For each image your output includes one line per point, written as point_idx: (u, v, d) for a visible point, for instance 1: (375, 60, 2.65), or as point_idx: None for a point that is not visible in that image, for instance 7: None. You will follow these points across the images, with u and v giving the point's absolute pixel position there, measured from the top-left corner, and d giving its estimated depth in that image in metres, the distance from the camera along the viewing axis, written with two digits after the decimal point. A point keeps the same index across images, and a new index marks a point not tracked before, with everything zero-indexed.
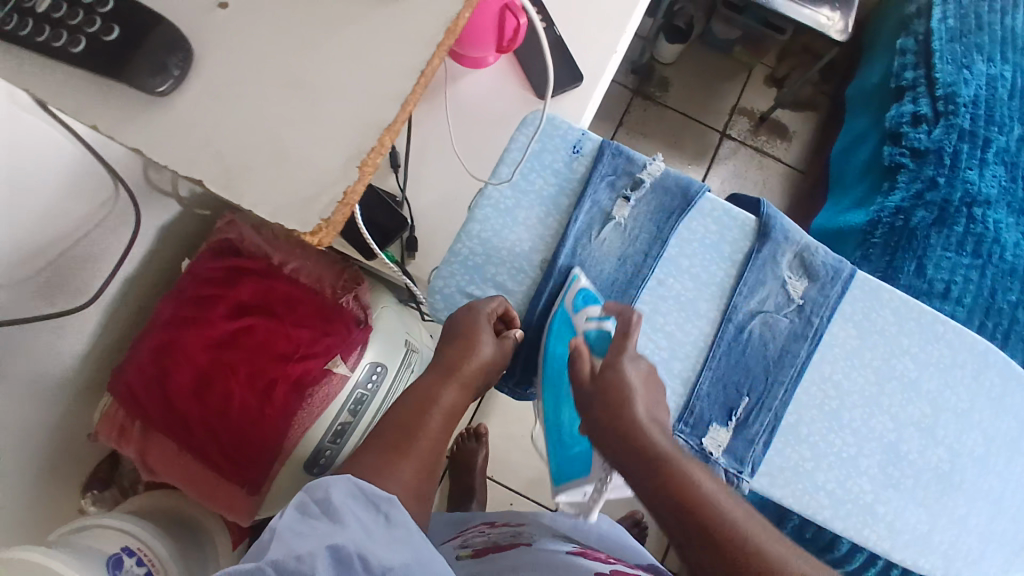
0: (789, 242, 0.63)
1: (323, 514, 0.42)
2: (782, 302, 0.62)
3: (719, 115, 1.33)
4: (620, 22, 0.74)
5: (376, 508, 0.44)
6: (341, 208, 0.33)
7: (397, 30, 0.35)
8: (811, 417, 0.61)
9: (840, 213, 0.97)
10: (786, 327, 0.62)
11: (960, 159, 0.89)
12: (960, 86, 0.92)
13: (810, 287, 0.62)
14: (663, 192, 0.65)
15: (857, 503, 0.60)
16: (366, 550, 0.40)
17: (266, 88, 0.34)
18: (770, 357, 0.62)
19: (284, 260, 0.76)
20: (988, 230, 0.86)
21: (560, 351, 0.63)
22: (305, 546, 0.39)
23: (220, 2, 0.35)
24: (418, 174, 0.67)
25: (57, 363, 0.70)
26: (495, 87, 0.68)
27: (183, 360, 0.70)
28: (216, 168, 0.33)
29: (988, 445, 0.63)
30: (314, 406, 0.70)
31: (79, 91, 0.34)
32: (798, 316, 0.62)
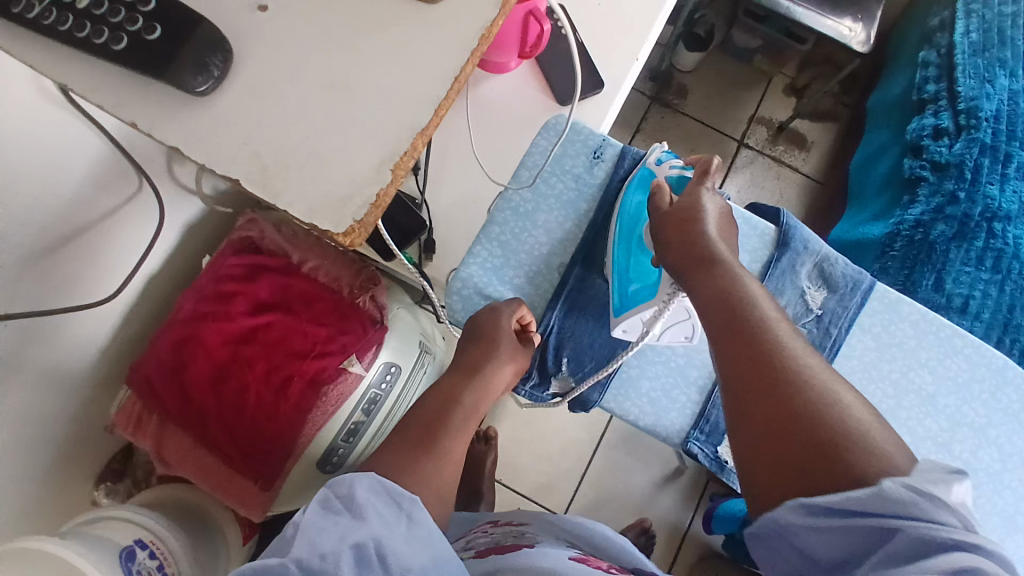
0: (809, 253, 0.63)
1: (345, 510, 0.42)
2: (801, 312, 0.62)
3: (737, 124, 1.33)
4: (642, 30, 0.74)
5: (398, 507, 0.44)
6: (373, 209, 0.33)
7: (429, 35, 0.35)
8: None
9: (858, 225, 0.96)
10: (805, 338, 0.61)
11: (981, 173, 0.88)
12: (983, 100, 0.91)
13: (829, 298, 0.62)
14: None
15: None
16: (388, 549, 0.40)
17: (303, 89, 0.34)
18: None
19: (303, 258, 0.76)
20: (1008, 245, 0.85)
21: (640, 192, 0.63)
22: (329, 545, 0.39)
23: (259, 4, 0.36)
24: (436, 179, 0.68)
25: (80, 353, 0.71)
26: (515, 90, 0.69)
27: (202, 354, 0.70)
28: (255, 167, 0.34)
29: (1008, 465, 0.61)
30: (328, 403, 0.71)
31: (120, 88, 0.34)
32: (817, 328, 0.61)
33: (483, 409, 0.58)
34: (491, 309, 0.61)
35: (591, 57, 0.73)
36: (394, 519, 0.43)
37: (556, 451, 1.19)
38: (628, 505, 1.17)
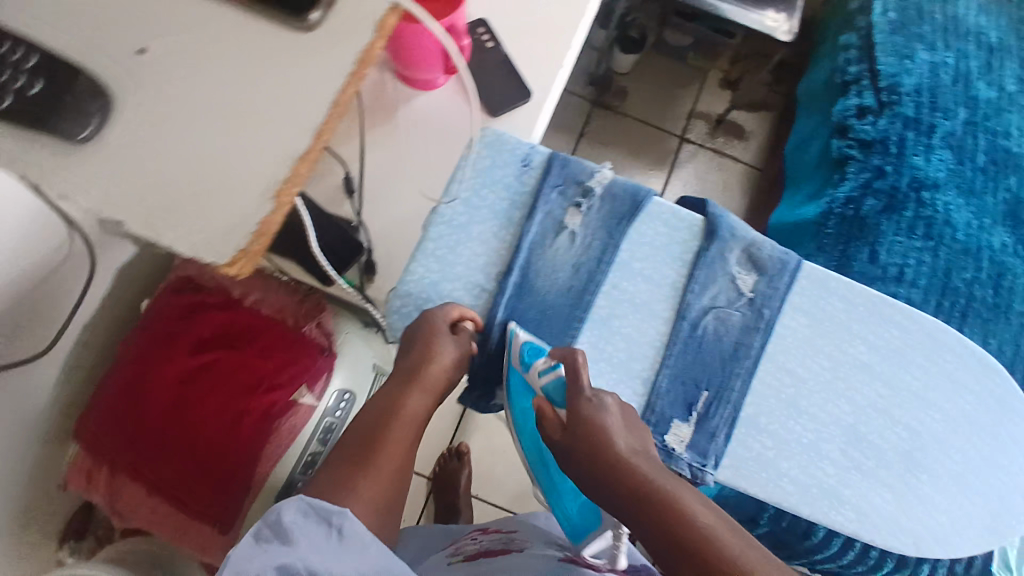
0: (736, 240, 0.64)
1: (274, 536, 0.42)
2: (733, 297, 0.63)
3: (677, 120, 1.36)
4: (564, 40, 0.76)
5: (328, 523, 0.43)
6: (261, 236, 0.34)
7: (314, 60, 0.36)
8: (768, 408, 0.61)
9: (796, 208, 0.99)
10: (740, 322, 0.62)
11: (905, 147, 0.91)
12: (902, 77, 0.95)
13: (759, 281, 0.63)
14: (617, 198, 0.65)
15: (821, 486, 0.61)
16: (315, 566, 0.39)
17: (189, 128, 0.35)
18: (726, 353, 0.62)
19: (245, 292, 0.75)
20: (938, 213, 0.89)
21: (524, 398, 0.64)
22: (251, 570, 0.39)
23: (139, 48, 0.36)
24: (373, 200, 0.68)
25: (19, 412, 0.69)
26: (448, 106, 0.71)
27: (150, 398, 0.69)
28: (140, 209, 0.33)
29: (949, 423, 0.64)
30: (281, 437, 0.70)
31: (3, 142, 0.33)
32: (753, 312, 0.63)
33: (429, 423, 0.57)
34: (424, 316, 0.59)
35: (516, 67, 0.75)
36: (323, 536, 0.42)
37: None
38: None
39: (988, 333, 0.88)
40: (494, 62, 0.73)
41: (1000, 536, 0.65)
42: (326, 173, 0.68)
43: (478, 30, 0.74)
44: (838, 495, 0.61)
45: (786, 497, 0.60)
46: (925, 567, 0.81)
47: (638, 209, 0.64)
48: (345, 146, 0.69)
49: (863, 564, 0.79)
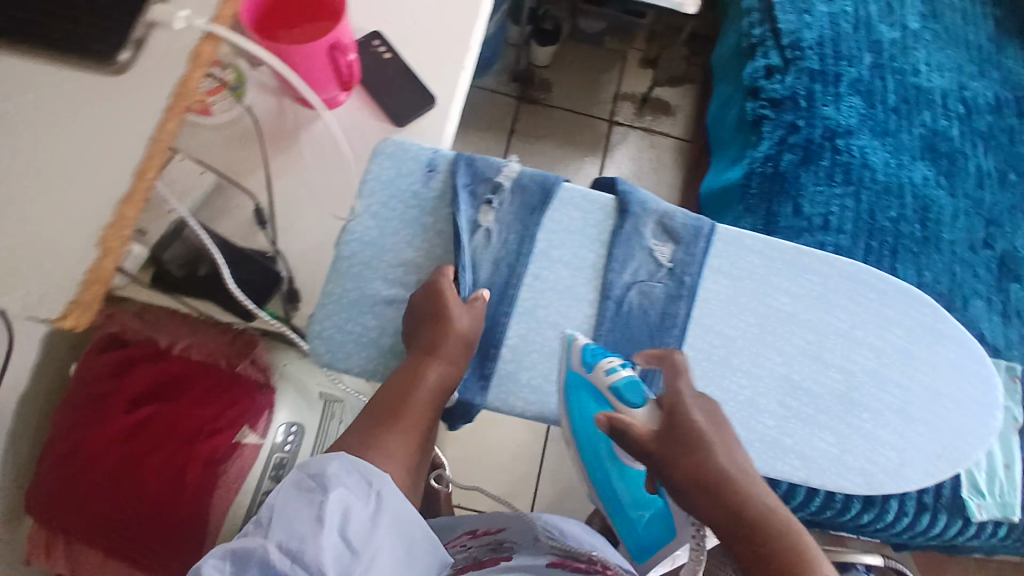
0: (647, 214, 0.66)
1: (318, 490, 0.48)
2: (651, 269, 0.65)
3: (603, 105, 1.37)
4: (462, 42, 0.75)
5: (366, 483, 0.50)
6: (91, 279, 0.48)
7: (127, 115, 0.50)
8: (703, 370, 0.63)
9: (722, 173, 1.01)
10: (661, 293, 0.64)
11: (815, 98, 0.94)
12: (803, 32, 0.97)
13: (676, 250, 0.65)
14: (529, 189, 0.65)
15: (764, 440, 0.62)
16: (352, 525, 0.47)
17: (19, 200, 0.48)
18: (652, 324, 0.64)
19: (172, 341, 0.74)
20: (854, 157, 0.91)
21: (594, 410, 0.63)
22: (303, 528, 0.45)
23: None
24: (288, 227, 0.67)
25: None
26: (350, 125, 0.71)
27: (86, 467, 0.66)
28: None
29: (881, 359, 0.66)
30: (230, 482, 0.68)
31: None
32: (672, 282, 0.64)
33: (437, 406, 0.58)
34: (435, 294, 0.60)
35: (415, 74, 0.73)
36: (363, 497, 0.49)
37: (505, 459, 1.19)
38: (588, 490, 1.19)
39: (921, 266, 0.90)
40: (392, 71, 0.71)
41: (952, 462, 0.67)
42: (234, 207, 0.67)
43: (374, 42, 0.73)
44: (783, 445, 0.63)
45: None
46: (893, 502, 0.83)
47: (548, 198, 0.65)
48: (252, 179, 0.68)
49: (831, 508, 0.83)
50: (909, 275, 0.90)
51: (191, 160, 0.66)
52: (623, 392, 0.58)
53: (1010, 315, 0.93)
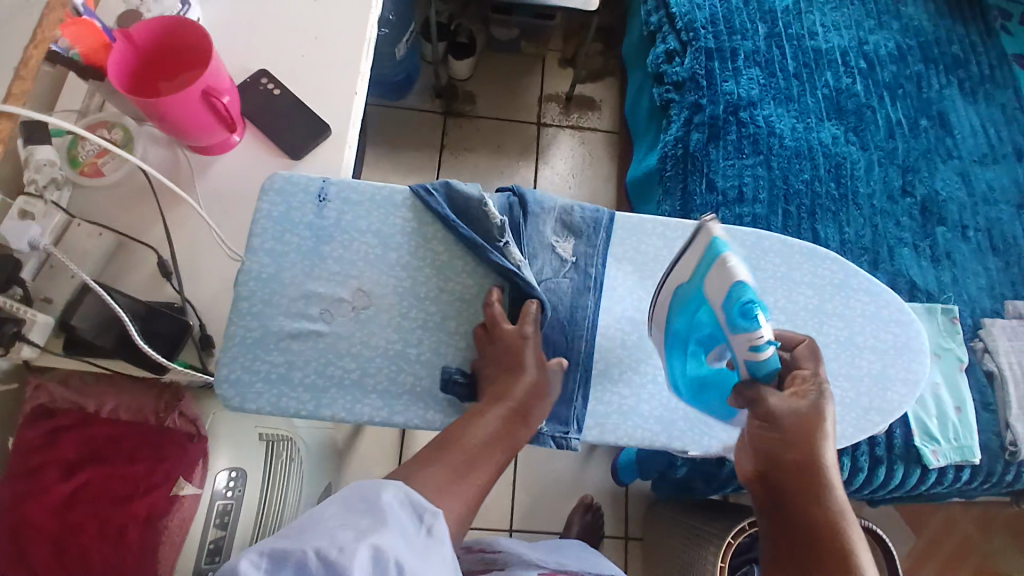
0: (548, 221, 0.67)
1: (368, 512, 0.42)
2: (556, 269, 0.66)
3: (530, 108, 1.39)
4: (350, 69, 0.76)
5: (419, 520, 0.44)
6: None
7: None
8: (617, 358, 0.66)
9: (641, 161, 1.03)
10: (572, 292, 0.66)
11: (714, 76, 0.95)
12: (695, 12, 0.99)
13: (578, 244, 0.67)
14: (461, 200, 0.64)
15: (686, 417, 0.65)
16: (404, 559, 0.39)
17: None
18: (565, 322, 0.65)
19: (100, 404, 0.73)
20: (760, 127, 0.93)
21: (705, 320, 0.59)
22: (346, 540, 0.39)
23: None
24: (193, 276, 0.68)
25: None
26: (247, 165, 0.72)
27: (25, 544, 0.64)
28: None
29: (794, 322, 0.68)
30: (174, 535, 0.67)
31: None
32: (580, 276, 0.66)
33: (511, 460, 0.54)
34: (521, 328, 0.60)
35: (306, 105, 0.73)
36: (412, 528, 0.43)
37: None
38: (565, 490, 1.19)
39: (842, 223, 0.92)
40: (279, 107, 0.72)
41: (883, 414, 0.68)
42: (138, 263, 0.68)
43: (262, 81, 0.73)
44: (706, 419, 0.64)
45: (653, 437, 0.64)
46: (844, 461, 0.83)
47: (463, 214, 0.64)
48: (151, 233, 0.69)
49: None
50: (831, 234, 0.91)
51: (88, 224, 0.67)
52: (755, 364, 0.54)
53: (940, 258, 0.93)
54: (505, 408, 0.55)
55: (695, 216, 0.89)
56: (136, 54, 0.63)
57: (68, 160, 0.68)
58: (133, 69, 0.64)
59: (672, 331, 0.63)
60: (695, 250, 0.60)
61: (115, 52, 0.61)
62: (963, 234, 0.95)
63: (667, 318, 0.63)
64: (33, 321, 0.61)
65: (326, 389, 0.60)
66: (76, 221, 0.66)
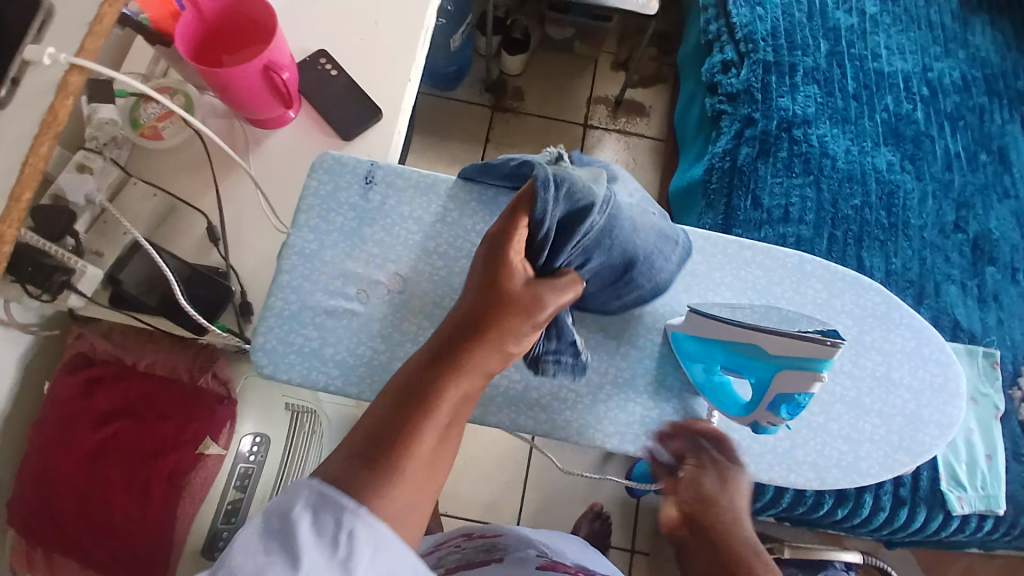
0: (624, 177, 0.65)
1: (277, 532, 0.36)
2: (635, 216, 0.62)
3: (577, 109, 1.38)
4: (406, 56, 0.77)
5: (337, 528, 0.36)
6: None
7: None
8: (643, 368, 0.65)
9: (687, 171, 1.02)
10: (652, 238, 0.62)
11: (770, 90, 0.94)
12: (756, 24, 0.97)
13: (657, 217, 0.64)
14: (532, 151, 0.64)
15: (713, 435, 0.63)
16: None
17: None
18: (618, 277, 0.63)
19: (137, 358, 0.75)
20: (813, 147, 0.91)
21: (761, 378, 0.59)
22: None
23: None
24: (237, 242, 0.70)
25: None
26: (300, 142, 0.74)
27: (58, 486, 0.69)
28: None
29: (798, 324, 0.60)
30: (194, 492, 0.71)
31: None
32: (661, 226, 0.63)
33: (452, 432, 0.46)
34: (495, 260, 0.54)
35: (360, 88, 0.75)
36: (331, 540, 0.35)
37: (489, 469, 1.19)
38: (577, 494, 1.19)
39: (889, 253, 0.89)
40: (335, 88, 0.74)
41: (912, 454, 0.66)
42: (188, 226, 0.70)
43: (320, 61, 0.75)
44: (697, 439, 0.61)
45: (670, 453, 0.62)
46: (867, 498, 0.81)
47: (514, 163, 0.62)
48: (204, 200, 0.71)
49: (802, 505, 0.82)
50: (876, 264, 0.88)
51: (144, 183, 0.70)
52: (761, 427, 0.61)
53: (987, 300, 0.90)
54: (444, 362, 0.48)
55: (737, 232, 0.87)
56: (201, 24, 0.66)
57: (130, 121, 0.71)
58: (198, 37, 0.66)
59: (712, 342, 0.60)
60: (799, 345, 0.56)
61: (183, 21, 0.63)
62: (1014, 277, 0.91)
63: (723, 337, 0.60)
64: (82, 272, 0.64)
65: (354, 367, 0.61)
66: (132, 179, 0.70)
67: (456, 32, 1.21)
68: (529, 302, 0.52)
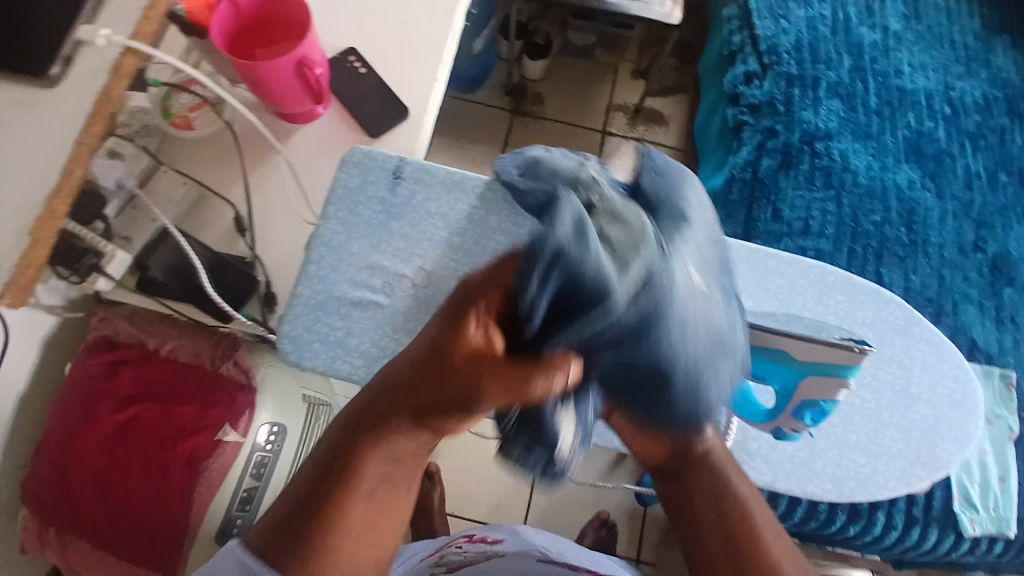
0: (698, 219, 0.44)
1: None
2: (685, 294, 0.41)
3: (596, 116, 1.39)
4: (434, 56, 0.78)
5: None
6: None
7: None
8: None
9: (706, 181, 1.01)
10: (702, 340, 0.42)
11: (793, 103, 0.94)
12: (779, 37, 0.98)
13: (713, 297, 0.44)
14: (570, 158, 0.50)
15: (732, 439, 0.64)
16: None
17: None
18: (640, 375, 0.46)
19: (160, 342, 0.76)
20: (835, 161, 0.92)
21: (788, 384, 0.60)
22: None
23: None
24: (263, 234, 0.70)
25: None
26: (329, 137, 0.75)
27: (77, 465, 0.70)
28: None
29: (825, 331, 0.62)
30: (211, 478, 0.71)
31: None
32: (720, 330, 0.44)
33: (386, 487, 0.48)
34: (452, 324, 0.44)
35: (388, 86, 0.76)
36: None
37: (498, 471, 1.20)
38: (584, 500, 1.19)
39: (908, 270, 0.89)
40: (365, 85, 0.75)
41: (929, 469, 0.66)
42: (217, 216, 0.71)
43: (350, 59, 0.76)
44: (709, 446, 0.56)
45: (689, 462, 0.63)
46: (879, 513, 0.81)
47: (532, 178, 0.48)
48: (233, 189, 0.72)
49: (815, 519, 0.82)
50: (895, 280, 0.88)
51: (174, 172, 0.71)
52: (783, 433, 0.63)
53: (1005, 320, 0.89)
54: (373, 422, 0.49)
55: (756, 242, 0.88)
56: (237, 17, 0.66)
57: (162, 111, 0.72)
58: (232, 30, 0.67)
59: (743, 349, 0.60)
60: (827, 353, 0.58)
61: (218, 14, 0.64)
62: None
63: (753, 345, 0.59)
64: (112, 256, 0.65)
65: (378, 361, 0.62)
66: (161, 167, 0.71)
67: (479, 36, 1.22)
68: (464, 393, 0.44)
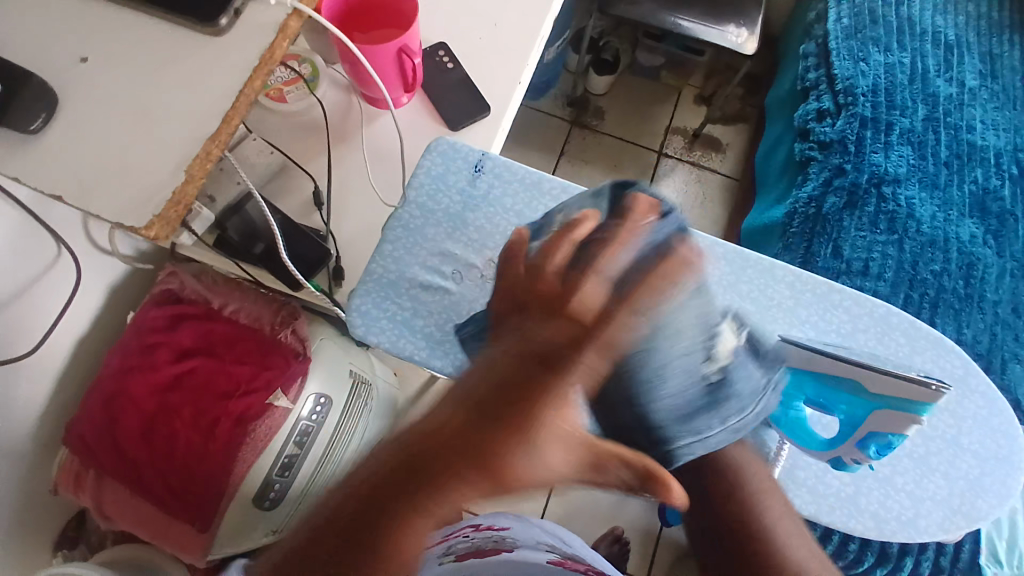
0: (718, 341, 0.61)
1: None
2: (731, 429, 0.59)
3: (654, 136, 1.40)
4: (519, 59, 0.78)
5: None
6: None
7: None
8: None
9: (764, 212, 1.07)
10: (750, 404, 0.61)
11: (864, 145, 0.95)
12: (857, 78, 0.99)
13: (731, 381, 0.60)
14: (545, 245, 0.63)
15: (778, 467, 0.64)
16: None
17: (118, 126, 0.46)
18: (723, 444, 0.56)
19: (224, 303, 0.79)
20: (900, 207, 0.91)
21: (854, 413, 0.61)
22: None
23: (81, 59, 0.48)
24: (340, 210, 0.72)
25: (21, 413, 0.74)
26: (410, 125, 0.76)
27: (128, 409, 0.73)
28: (72, 184, 0.45)
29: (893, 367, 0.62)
30: (256, 440, 0.73)
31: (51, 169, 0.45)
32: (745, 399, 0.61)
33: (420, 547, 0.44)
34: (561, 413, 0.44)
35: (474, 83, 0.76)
36: None
37: None
38: (599, 515, 1.18)
39: (962, 323, 0.88)
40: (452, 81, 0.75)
41: (970, 520, 0.64)
42: (296, 187, 0.73)
43: (438, 53, 0.77)
44: None
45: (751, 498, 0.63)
46: (907, 563, 0.80)
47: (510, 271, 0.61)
48: (315, 162, 0.74)
49: (842, 558, 0.81)
50: (948, 331, 0.87)
51: (262, 141, 0.73)
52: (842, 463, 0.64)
53: None
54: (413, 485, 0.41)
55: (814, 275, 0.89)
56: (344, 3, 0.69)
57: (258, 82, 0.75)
58: (339, 13, 0.69)
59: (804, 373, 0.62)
60: (901, 385, 0.58)
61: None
62: None
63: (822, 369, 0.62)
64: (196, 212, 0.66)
65: None
66: (251, 136, 0.73)
67: (552, 45, 1.24)
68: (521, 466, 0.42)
